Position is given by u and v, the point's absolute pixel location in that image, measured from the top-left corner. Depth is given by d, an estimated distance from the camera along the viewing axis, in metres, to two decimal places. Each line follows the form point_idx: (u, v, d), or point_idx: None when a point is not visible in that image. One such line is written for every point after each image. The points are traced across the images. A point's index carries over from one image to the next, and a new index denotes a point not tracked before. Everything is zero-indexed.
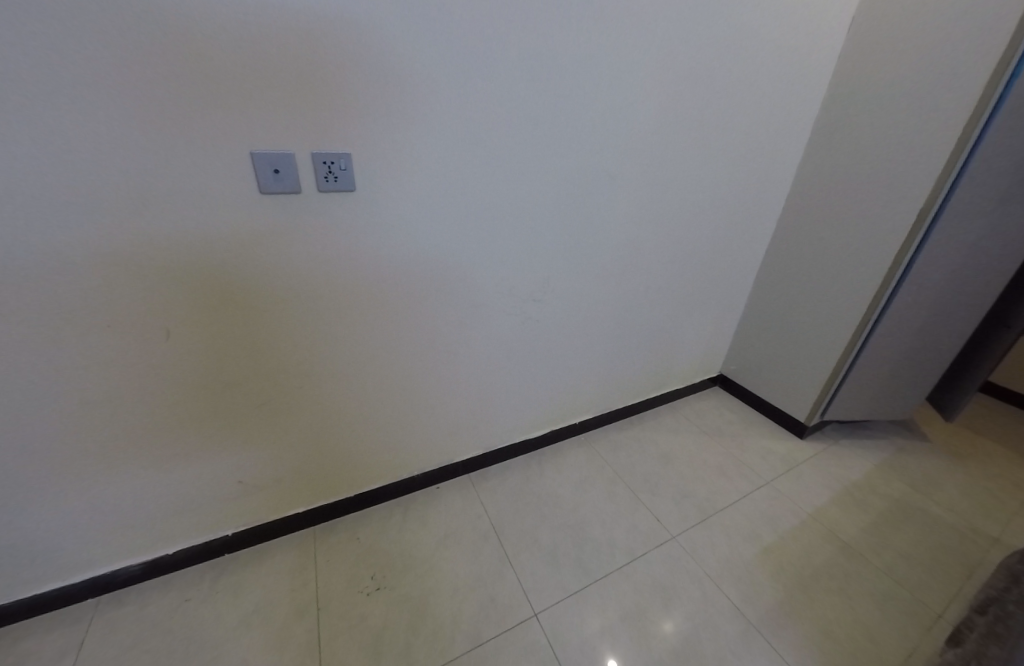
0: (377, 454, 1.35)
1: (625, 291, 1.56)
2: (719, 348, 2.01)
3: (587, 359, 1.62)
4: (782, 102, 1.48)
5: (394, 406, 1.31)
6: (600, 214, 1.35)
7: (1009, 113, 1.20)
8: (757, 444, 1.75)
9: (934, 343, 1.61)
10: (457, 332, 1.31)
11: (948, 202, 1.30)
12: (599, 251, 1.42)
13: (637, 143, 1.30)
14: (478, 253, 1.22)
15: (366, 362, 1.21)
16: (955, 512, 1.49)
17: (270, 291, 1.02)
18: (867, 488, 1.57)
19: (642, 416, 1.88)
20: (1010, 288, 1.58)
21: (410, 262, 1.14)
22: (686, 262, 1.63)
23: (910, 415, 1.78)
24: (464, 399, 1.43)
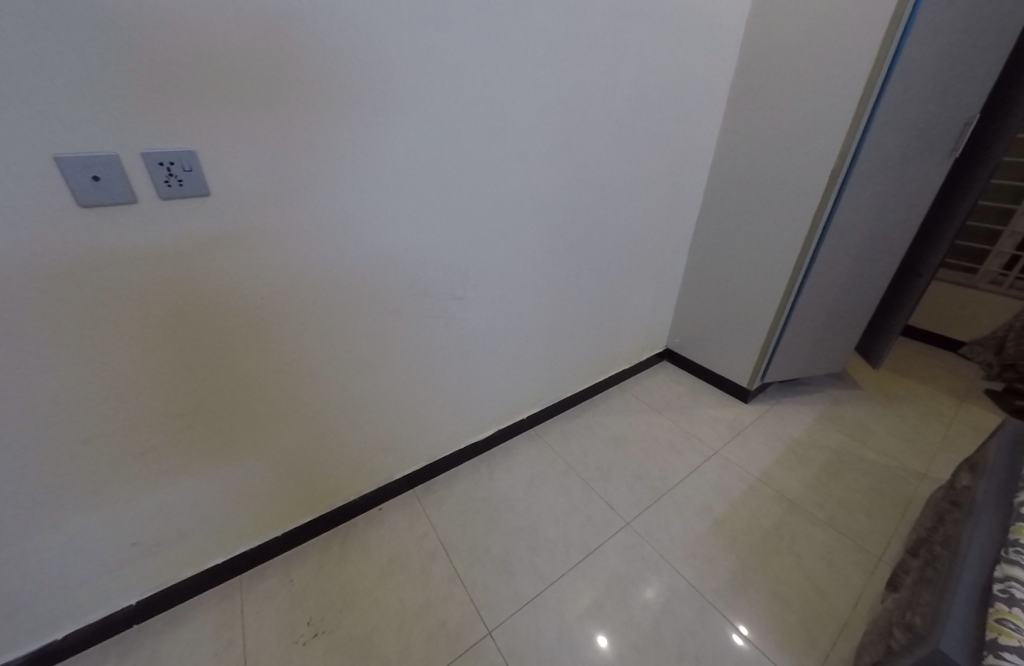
0: (324, 479, 1.25)
1: (558, 277, 1.49)
2: (662, 323, 2.00)
3: (526, 352, 1.54)
4: (696, 69, 1.43)
5: (337, 427, 1.21)
6: (519, 200, 1.26)
7: (906, 65, 1.20)
8: (704, 415, 1.76)
9: (857, 297, 1.67)
10: (378, 345, 1.19)
11: (858, 160, 1.31)
12: (527, 238, 1.34)
13: (548, 119, 1.20)
14: (387, 256, 1.10)
15: (303, 384, 1.11)
16: (887, 455, 1.56)
17: (213, 303, 0.92)
18: (809, 443, 1.61)
19: (592, 401, 1.85)
20: (920, 238, 1.65)
21: (329, 273, 1.03)
22: (617, 241, 1.58)
23: (842, 367, 1.85)
24: (396, 415, 1.32)
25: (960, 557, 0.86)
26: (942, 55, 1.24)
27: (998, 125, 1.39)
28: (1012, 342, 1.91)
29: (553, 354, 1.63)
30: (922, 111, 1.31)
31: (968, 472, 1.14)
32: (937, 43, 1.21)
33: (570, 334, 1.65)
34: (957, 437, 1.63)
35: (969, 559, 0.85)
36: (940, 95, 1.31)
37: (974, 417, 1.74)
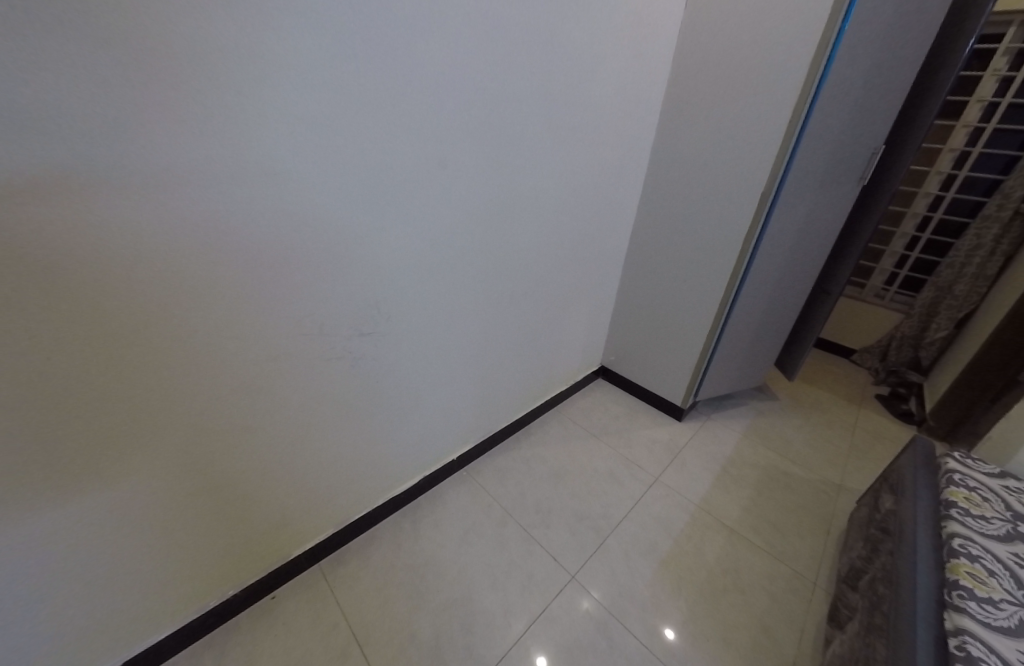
0: (216, 543, 0.99)
1: (488, 302, 1.32)
2: (597, 341, 1.92)
3: (452, 385, 1.35)
4: (631, 78, 1.32)
5: (231, 479, 0.96)
6: (438, 214, 1.06)
7: (828, 93, 1.21)
8: (642, 437, 1.70)
9: (777, 315, 1.71)
10: (268, 387, 0.94)
11: (784, 185, 1.31)
12: (451, 259, 1.14)
13: (468, 122, 1.01)
14: (276, 276, 0.86)
15: (180, 426, 0.85)
16: (809, 468, 1.62)
17: (59, 332, 0.69)
18: (740, 460, 1.62)
19: (528, 429, 1.71)
20: (830, 259, 1.75)
21: (207, 284, 0.79)
22: (551, 258, 1.44)
23: (763, 380, 1.91)
24: (297, 474, 1.07)
25: (904, 598, 0.82)
26: (857, 86, 1.26)
27: (896, 158, 1.48)
28: (896, 351, 2.13)
29: (484, 384, 1.46)
30: (837, 139, 1.34)
31: (890, 493, 1.16)
32: (853, 72, 1.22)
33: (502, 362, 1.49)
34: (862, 445, 1.75)
35: (915, 602, 0.81)
36: (854, 124, 1.35)
37: (871, 422, 1.89)
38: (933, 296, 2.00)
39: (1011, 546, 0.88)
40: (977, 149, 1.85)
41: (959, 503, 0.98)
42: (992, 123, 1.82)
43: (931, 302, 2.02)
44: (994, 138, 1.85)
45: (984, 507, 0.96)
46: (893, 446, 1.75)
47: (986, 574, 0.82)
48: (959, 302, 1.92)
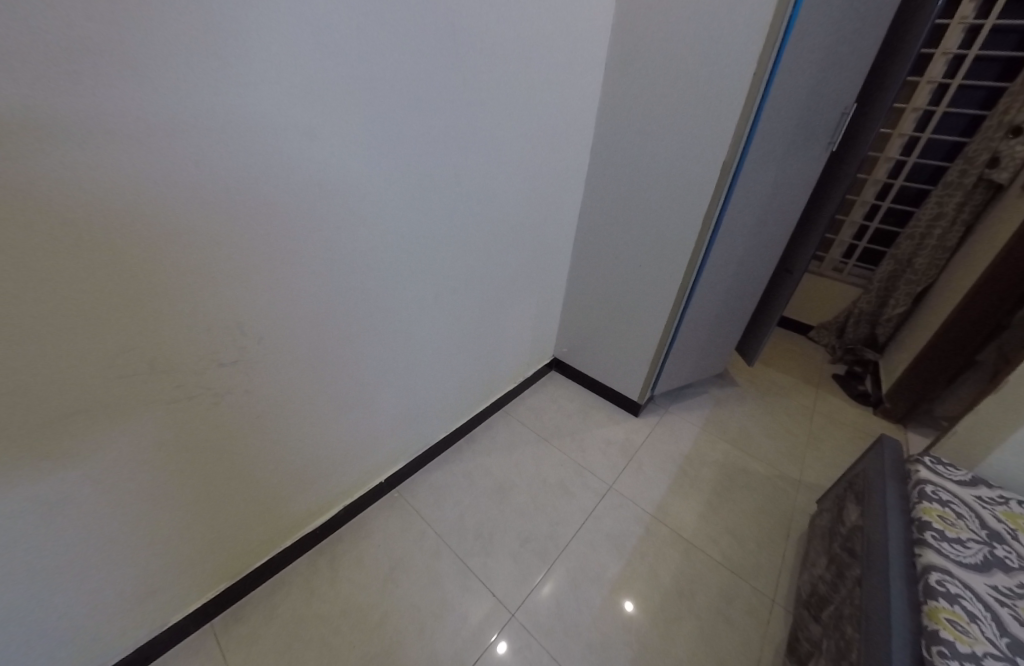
0: (202, 543, 0.93)
1: (401, 299, 1.07)
2: (546, 332, 1.72)
3: (366, 403, 1.13)
4: (568, 22, 1.07)
5: (194, 482, 0.86)
6: (315, 196, 0.80)
7: (796, 43, 1.01)
8: (596, 437, 1.55)
9: (738, 299, 1.57)
10: (211, 390, 0.81)
11: (747, 153, 1.12)
12: (347, 257, 0.91)
13: (336, 75, 0.74)
14: (214, 251, 0.72)
15: (133, 423, 0.74)
16: (768, 463, 1.52)
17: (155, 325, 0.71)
18: (698, 459, 1.50)
19: (470, 436, 1.51)
20: (795, 233, 1.59)
21: (145, 256, 0.66)
22: (479, 245, 1.20)
23: (723, 367, 1.79)
24: (239, 490, 0.95)
25: (878, 651, 0.71)
26: (828, 35, 1.06)
27: (864, 116, 1.31)
28: (853, 328, 2.05)
29: (412, 396, 1.25)
30: (806, 101, 1.15)
31: (856, 506, 1.06)
32: (828, 13, 1.02)
33: (434, 368, 1.28)
34: (821, 433, 1.68)
35: (888, 653, 0.70)
36: (826, 79, 1.15)
37: (829, 406, 1.82)
38: (892, 269, 1.91)
39: (989, 577, 0.79)
40: (940, 108, 1.71)
41: (934, 524, 0.88)
42: (957, 78, 1.66)
43: (890, 277, 1.93)
44: (958, 96, 1.72)
45: (960, 528, 0.87)
46: (851, 432, 1.69)
47: (967, 620, 0.72)
48: (919, 277, 1.83)
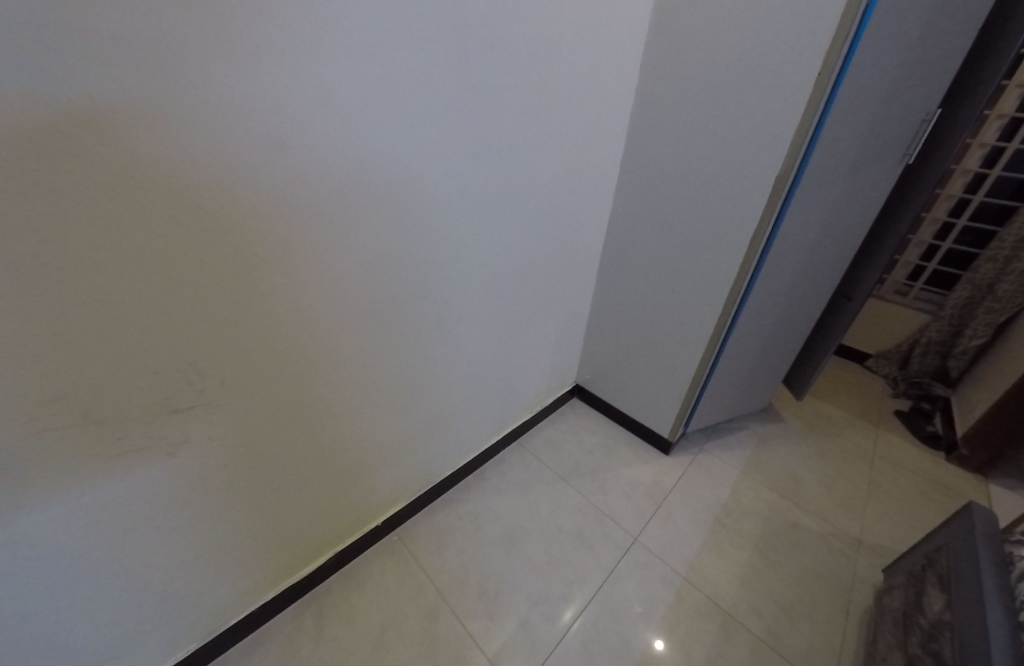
0: (299, 541, 0.98)
1: (405, 327, 0.95)
2: (568, 357, 1.57)
3: (373, 438, 1.02)
4: (600, 21, 0.94)
5: (241, 496, 0.82)
6: (329, 215, 0.72)
7: (874, 37, 0.84)
8: (621, 478, 1.38)
9: (788, 327, 1.38)
10: (262, 402, 0.78)
11: (806, 167, 0.96)
12: (352, 288, 0.81)
13: (331, 85, 0.64)
14: (276, 260, 0.69)
15: (193, 431, 0.71)
16: (822, 517, 1.31)
17: (329, 349, 0.83)
18: (738, 509, 1.32)
19: (480, 471, 1.38)
20: (859, 255, 1.39)
21: (215, 261, 0.63)
22: (493, 267, 1.07)
23: (767, 401, 1.59)
24: (274, 510, 0.90)
25: None
26: (914, 26, 0.89)
27: (947, 125, 1.11)
28: (919, 358, 1.81)
29: (422, 431, 1.14)
30: (881, 104, 0.97)
31: (941, 592, 0.89)
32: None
33: (446, 400, 1.17)
34: (883, 482, 1.45)
35: None
36: (908, 79, 0.97)
37: (892, 450, 1.59)
38: (968, 296, 1.67)
39: None
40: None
41: None
42: None
43: (966, 304, 1.68)
44: None
45: None
46: (920, 482, 1.46)
47: None
48: (1001, 305, 1.57)
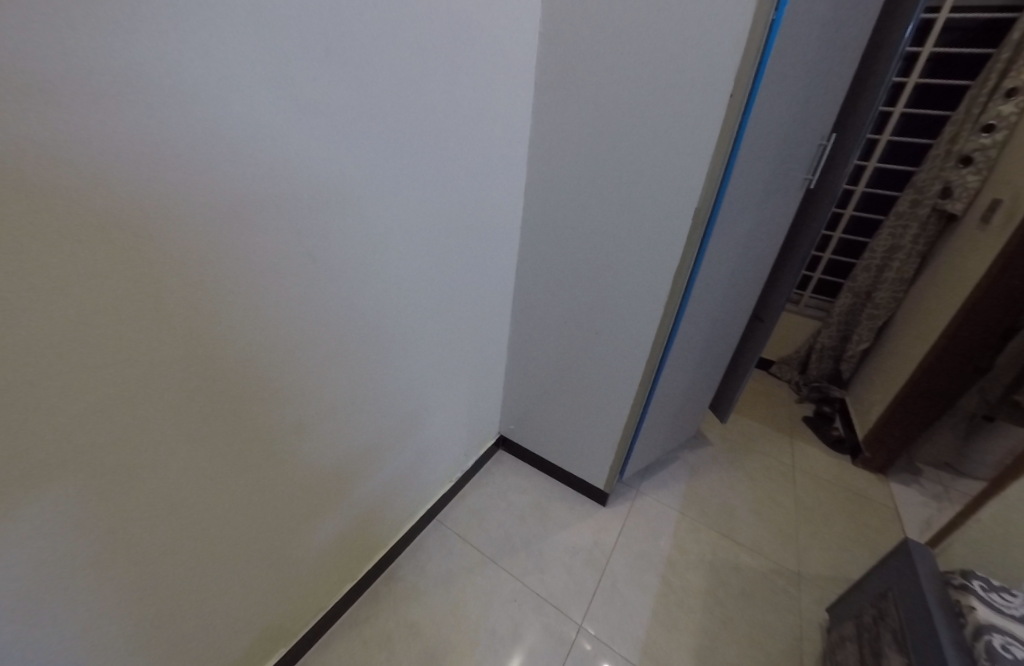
0: (263, 620, 0.82)
1: (319, 407, 0.75)
2: (487, 410, 1.38)
3: (310, 527, 0.83)
4: (486, 33, 0.77)
5: (141, 616, 0.61)
6: (243, 259, 0.56)
7: (778, 62, 0.77)
8: (557, 546, 1.22)
9: (711, 357, 1.33)
10: (168, 495, 0.58)
11: (720, 205, 0.88)
12: (200, 392, 0.57)
13: (131, 108, 0.42)
14: (180, 306, 0.51)
15: (71, 541, 0.50)
16: (761, 552, 1.26)
17: (313, 396, 0.73)
18: (682, 560, 1.22)
19: (392, 568, 1.13)
20: (770, 277, 1.39)
21: (97, 304, 0.45)
22: (392, 331, 0.85)
23: (695, 430, 1.54)
24: (185, 633, 0.68)
25: None
26: (810, 54, 0.84)
27: (837, 149, 1.12)
28: (817, 363, 1.90)
29: (317, 545, 0.87)
30: (784, 132, 0.92)
31: (900, 654, 0.79)
32: (810, 26, 0.79)
33: (350, 500, 0.92)
34: (807, 499, 1.46)
35: None
36: (803, 109, 0.94)
37: (808, 461, 1.62)
38: (852, 302, 1.78)
39: None
40: (883, 136, 1.63)
41: None
42: (898, 106, 1.59)
43: (850, 312, 1.79)
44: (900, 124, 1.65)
45: None
46: (838, 493, 1.49)
47: None
48: (880, 311, 1.68)
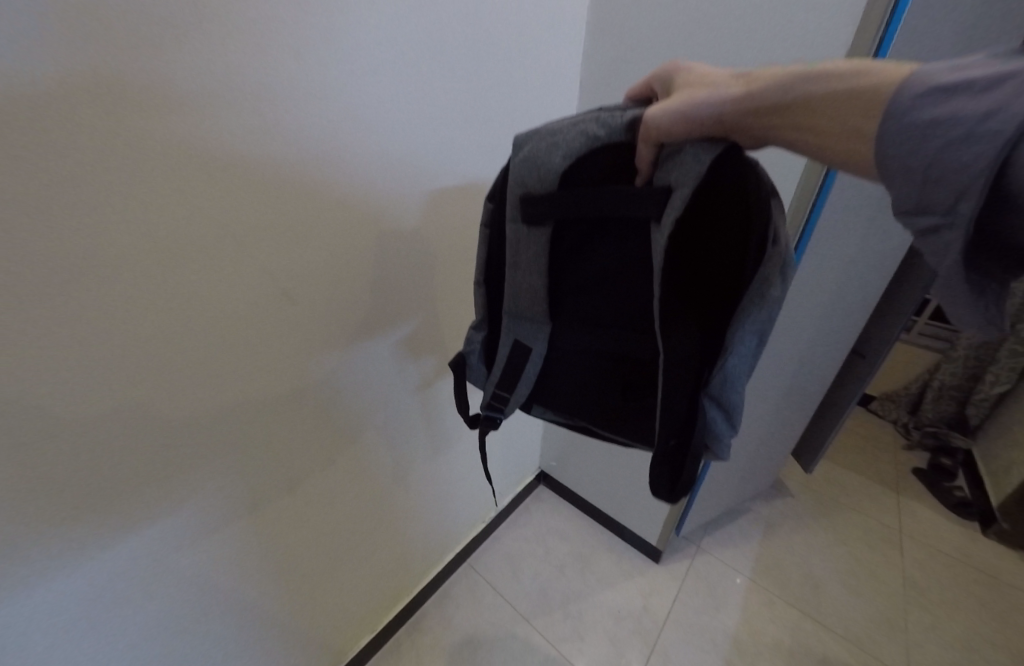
0: (338, 601, 0.89)
1: (393, 425, 0.83)
2: (526, 445, 1.30)
3: (383, 531, 0.92)
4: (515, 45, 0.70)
5: (262, 588, 0.73)
6: (342, 310, 0.65)
7: (916, 53, 0.58)
8: (599, 610, 1.10)
9: (795, 400, 1.13)
10: (271, 508, 0.68)
11: (820, 208, 0.73)
12: (260, 404, 0.61)
13: (200, 148, 0.45)
14: (289, 355, 0.61)
15: (166, 526, 0.57)
16: (855, 642, 1.04)
17: (383, 386, 0.77)
18: (751, 643, 1.03)
19: (418, 615, 1.08)
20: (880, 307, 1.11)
21: (250, 318, 0.55)
22: (405, 375, 0.80)
23: (771, 479, 1.33)
24: (284, 614, 0.79)
25: None
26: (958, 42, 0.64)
27: None
28: (933, 403, 1.57)
29: (342, 578, 0.87)
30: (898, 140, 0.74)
31: None
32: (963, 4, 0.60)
33: (380, 530, 0.91)
34: (919, 576, 1.19)
35: None
36: None
37: (920, 526, 1.33)
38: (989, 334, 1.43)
39: None
40: None
41: None
42: None
43: (985, 346, 1.44)
44: None
45: None
46: (961, 572, 1.20)
47: None
48: None
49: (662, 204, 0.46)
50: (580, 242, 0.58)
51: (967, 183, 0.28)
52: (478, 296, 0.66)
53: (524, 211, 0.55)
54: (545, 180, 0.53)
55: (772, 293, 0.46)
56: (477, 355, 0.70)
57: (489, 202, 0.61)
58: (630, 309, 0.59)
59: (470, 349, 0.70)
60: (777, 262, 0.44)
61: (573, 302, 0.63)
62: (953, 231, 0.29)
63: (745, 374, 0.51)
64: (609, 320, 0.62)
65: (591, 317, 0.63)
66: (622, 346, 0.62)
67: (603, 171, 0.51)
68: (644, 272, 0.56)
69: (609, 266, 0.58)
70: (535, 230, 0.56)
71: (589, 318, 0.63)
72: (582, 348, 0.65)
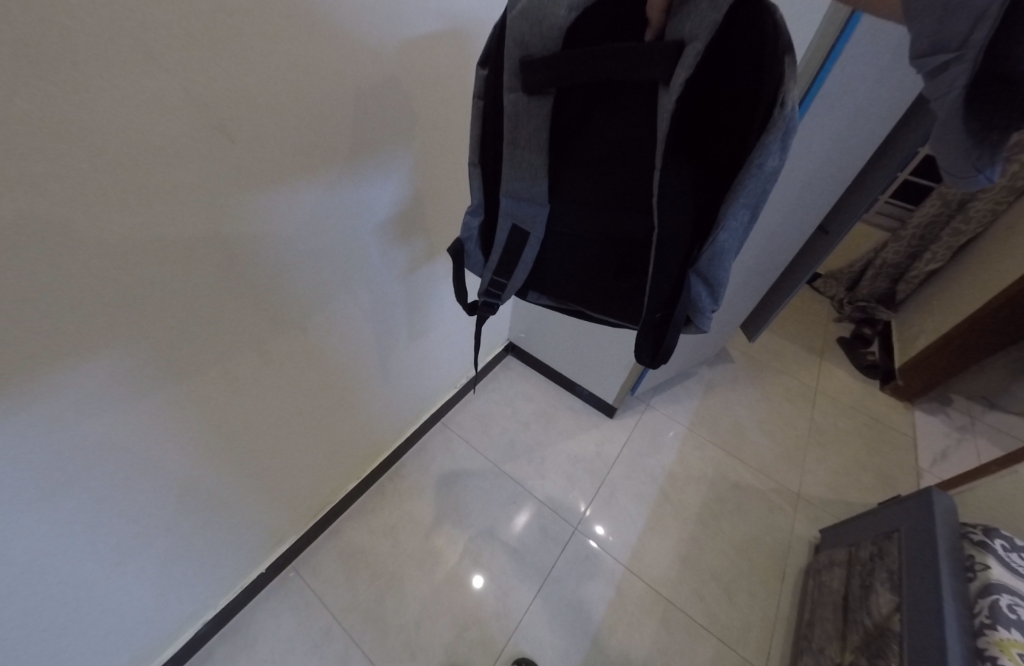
0: (320, 457, 0.94)
1: (364, 297, 0.79)
2: (497, 318, 1.31)
3: (359, 396, 0.95)
4: None
5: (239, 452, 0.75)
6: (273, 164, 0.54)
7: None
8: (559, 456, 1.25)
9: (756, 275, 1.16)
10: (227, 381, 0.65)
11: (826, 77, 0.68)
12: (211, 266, 0.54)
13: None
14: (208, 240, 0.52)
15: (122, 385, 0.54)
16: (764, 471, 1.27)
17: (349, 252, 0.71)
18: (683, 475, 1.24)
19: (396, 465, 1.19)
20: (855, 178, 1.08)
21: (174, 155, 0.46)
22: (370, 241, 0.73)
23: (719, 347, 1.46)
24: (271, 474, 0.84)
25: None
26: None
27: None
28: (870, 280, 1.70)
29: (322, 437, 0.91)
30: None
31: (890, 593, 0.78)
32: None
33: (356, 395, 0.94)
34: (823, 421, 1.42)
35: None
36: None
37: (833, 383, 1.54)
38: (937, 212, 1.48)
39: None
40: None
41: None
42: None
43: (930, 224, 1.51)
44: None
45: None
46: (857, 417, 1.44)
47: None
48: (969, 225, 1.40)
49: (668, 59, 0.41)
50: (589, 109, 0.52)
51: (984, 7, 0.26)
52: (472, 179, 0.58)
53: (525, 80, 0.48)
54: (547, 37, 0.46)
55: (770, 164, 0.41)
56: (475, 242, 0.65)
57: (480, 69, 0.52)
58: (633, 187, 0.55)
59: (467, 235, 0.64)
60: (779, 133, 0.39)
61: (574, 182, 0.58)
62: (962, 65, 0.27)
63: (734, 252, 0.49)
64: (608, 202, 0.57)
65: (592, 201, 0.58)
66: (620, 232, 0.59)
67: (614, 15, 0.46)
68: (650, 143, 0.51)
69: (617, 136, 0.52)
70: (536, 99, 0.50)
71: (587, 199, 0.58)
72: (579, 234, 0.62)
